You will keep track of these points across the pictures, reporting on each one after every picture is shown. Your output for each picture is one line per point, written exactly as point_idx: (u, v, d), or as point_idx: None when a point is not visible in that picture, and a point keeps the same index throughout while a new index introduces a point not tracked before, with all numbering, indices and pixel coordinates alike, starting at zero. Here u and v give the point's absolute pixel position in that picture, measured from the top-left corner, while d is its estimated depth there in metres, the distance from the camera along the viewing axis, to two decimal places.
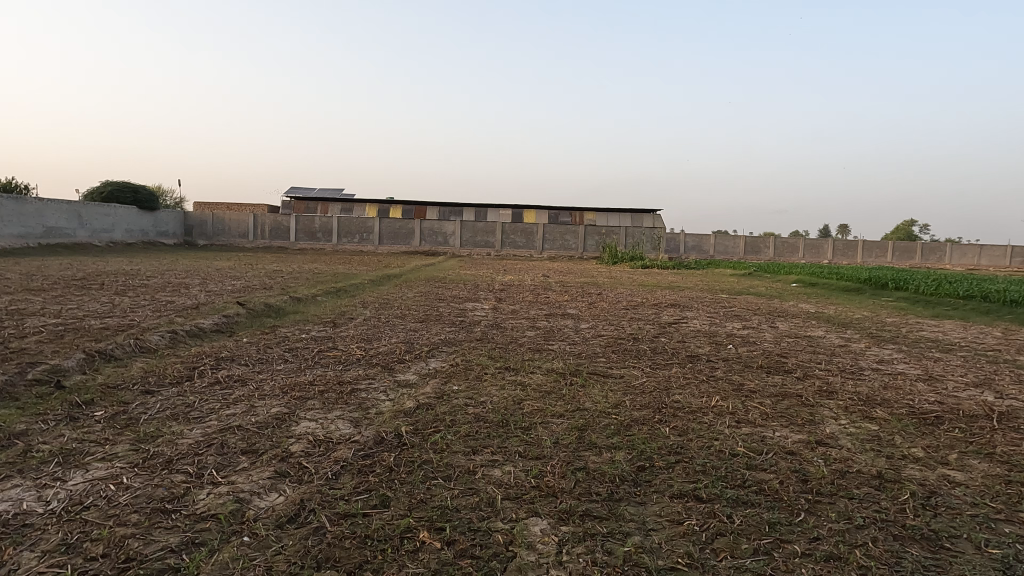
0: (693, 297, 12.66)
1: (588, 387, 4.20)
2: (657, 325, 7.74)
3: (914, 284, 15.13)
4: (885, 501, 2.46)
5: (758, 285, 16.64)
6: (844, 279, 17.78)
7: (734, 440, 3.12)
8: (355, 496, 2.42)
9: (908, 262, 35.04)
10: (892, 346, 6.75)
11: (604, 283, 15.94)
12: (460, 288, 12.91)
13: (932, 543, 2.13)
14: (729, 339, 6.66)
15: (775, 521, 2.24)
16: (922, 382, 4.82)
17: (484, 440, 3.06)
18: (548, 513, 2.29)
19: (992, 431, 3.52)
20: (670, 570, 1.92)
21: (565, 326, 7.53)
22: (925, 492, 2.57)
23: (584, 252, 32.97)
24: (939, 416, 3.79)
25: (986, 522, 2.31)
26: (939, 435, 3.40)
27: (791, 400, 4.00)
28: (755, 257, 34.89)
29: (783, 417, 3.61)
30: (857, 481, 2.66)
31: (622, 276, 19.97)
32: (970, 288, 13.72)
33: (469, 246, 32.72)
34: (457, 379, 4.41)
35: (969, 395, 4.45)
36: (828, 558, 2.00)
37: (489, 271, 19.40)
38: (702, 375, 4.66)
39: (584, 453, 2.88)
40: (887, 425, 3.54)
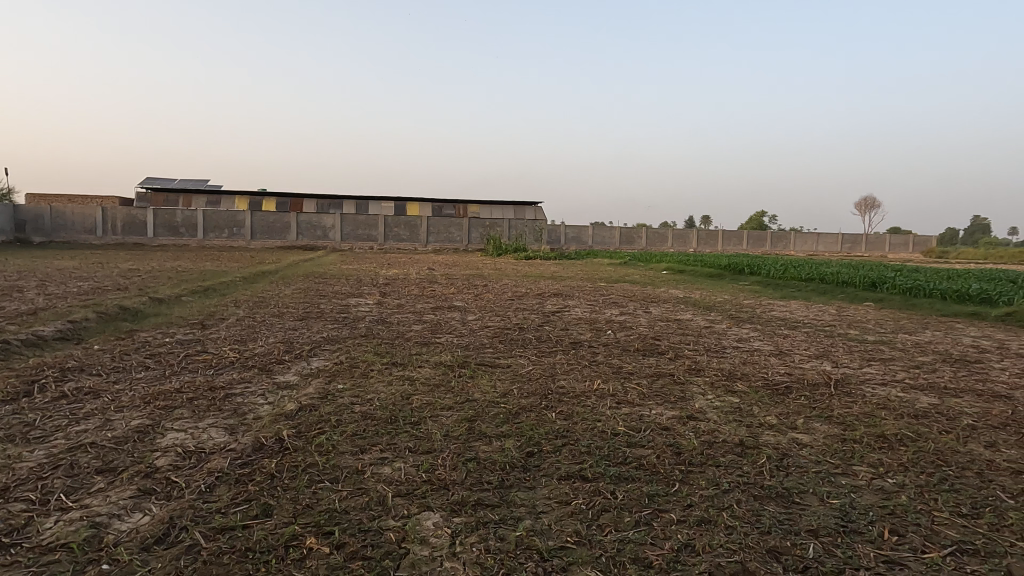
0: (573, 286, 13.13)
1: (477, 378, 4.23)
2: (541, 314, 8.00)
3: (766, 269, 16.85)
4: (747, 466, 2.72)
5: (634, 273, 17.62)
6: (709, 266, 19.36)
7: (615, 420, 3.30)
8: (233, 508, 2.27)
9: (760, 250, 38.88)
10: (749, 325, 7.48)
11: (489, 275, 16.11)
12: (342, 283, 12.49)
13: (785, 500, 2.39)
14: (609, 325, 7.03)
15: (653, 493, 2.39)
16: (773, 356, 5.39)
17: (373, 438, 2.98)
18: (440, 505, 2.29)
19: (830, 396, 4.02)
20: (560, 549, 1.99)
21: (452, 318, 7.56)
22: (779, 455, 2.87)
23: (469, 245, 33.13)
24: (788, 386, 4.26)
25: (828, 476, 2.63)
26: (789, 403, 3.82)
27: (665, 380, 4.29)
28: (629, 247, 36.91)
29: (658, 395, 3.87)
30: (722, 449, 2.92)
31: (506, 267, 20.31)
32: (812, 271, 15.51)
33: (350, 239, 31.48)
34: (342, 377, 4.26)
35: (812, 365, 5.05)
36: (700, 522, 2.17)
37: (372, 265, 18.93)
38: (584, 360, 4.88)
39: (474, 443, 2.91)
40: (746, 397, 3.91)
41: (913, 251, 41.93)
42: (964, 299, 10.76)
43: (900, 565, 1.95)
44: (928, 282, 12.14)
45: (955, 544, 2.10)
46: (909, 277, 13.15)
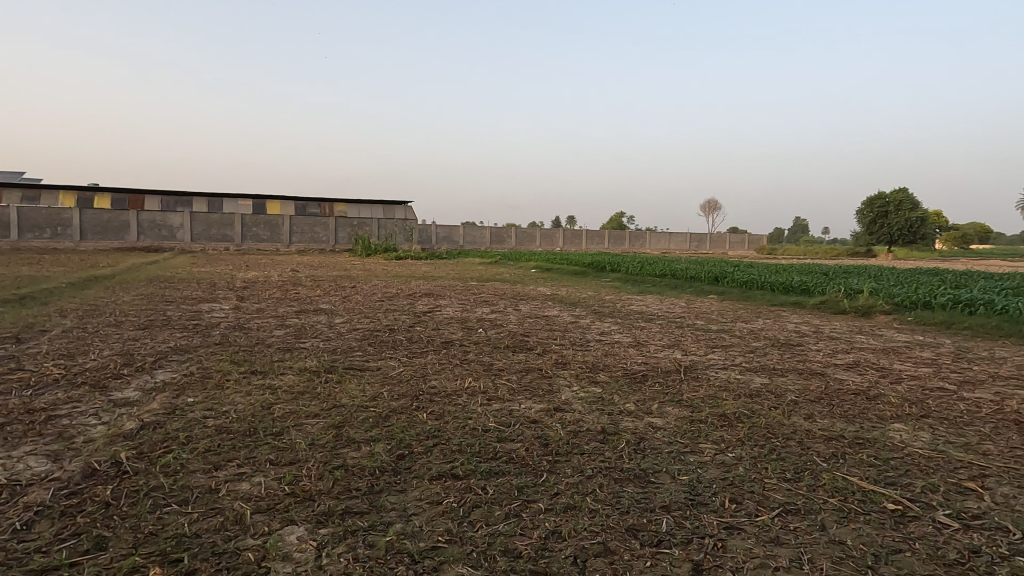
0: (444, 286, 13.12)
1: (344, 383, 4.08)
2: (412, 315, 7.91)
3: (625, 266, 17.99)
4: (608, 451, 2.89)
5: (504, 272, 17.97)
6: (574, 264, 20.27)
7: (486, 417, 3.34)
8: (58, 545, 1.99)
9: (621, 248, 41.43)
10: (610, 319, 7.95)
11: (358, 276, 15.61)
12: (193, 287, 11.45)
13: (642, 480, 2.57)
14: (480, 323, 7.12)
15: (522, 485, 2.46)
16: (632, 348, 5.77)
17: (228, 453, 2.77)
18: (305, 518, 2.18)
19: (680, 381, 4.38)
20: (431, 549, 1.98)
21: (318, 322, 7.23)
22: (636, 439, 3.08)
23: (336, 245, 31.88)
24: (645, 374, 4.58)
25: (678, 455, 2.87)
26: (645, 390, 4.11)
27: (533, 375, 4.43)
28: (500, 246, 37.59)
29: (527, 390, 3.99)
30: (586, 437, 3.08)
31: (375, 268, 19.79)
32: (665, 267, 16.80)
33: (202, 240, 29.02)
34: (192, 389, 3.91)
35: (665, 354, 5.48)
36: (566, 509, 2.27)
37: (227, 267, 17.53)
38: (456, 359, 4.90)
39: (342, 450, 2.80)
40: (608, 387, 4.15)
41: (749, 249, 46.94)
42: (789, 290, 12.26)
43: (738, 529, 2.18)
44: (760, 276, 13.67)
45: (781, 505, 2.39)
46: (745, 272, 14.72)
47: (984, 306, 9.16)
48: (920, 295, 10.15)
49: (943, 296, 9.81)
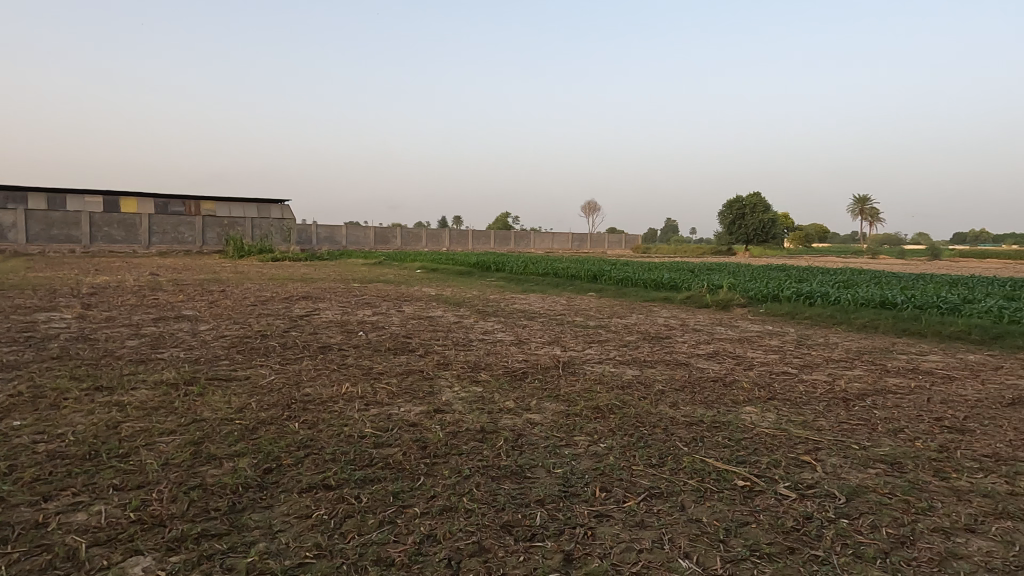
0: (324, 288, 12.57)
1: (207, 395, 3.77)
2: (287, 319, 7.50)
3: (509, 265, 18.30)
4: (486, 450, 2.91)
5: (388, 273, 17.59)
6: (459, 264, 20.28)
7: (363, 423, 3.24)
8: None
9: (506, 248, 42.11)
10: (493, 318, 8.03)
11: (228, 280, 14.54)
12: (26, 295, 10.07)
13: (518, 476, 2.61)
14: (360, 326, 6.90)
15: (398, 491, 2.41)
16: (513, 346, 5.87)
17: (63, 482, 2.45)
18: (154, 547, 1.98)
19: (559, 377, 4.52)
20: (299, 566, 1.88)
21: (179, 330, 6.64)
22: (514, 436, 3.13)
23: (204, 246, 29.55)
24: (525, 371, 4.68)
25: (554, 449, 2.96)
26: (525, 387, 4.19)
27: (414, 377, 4.36)
28: (384, 247, 36.76)
29: (407, 392, 3.92)
30: (465, 437, 3.08)
31: (248, 270, 18.56)
32: (547, 266, 17.28)
33: (40, 241, 25.65)
34: (20, 411, 3.42)
35: (545, 351, 5.63)
36: (442, 511, 2.25)
37: (71, 272, 15.58)
38: (333, 364, 4.70)
39: (200, 469, 2.58)
40: (488, 386, 4.18)
41: (625, 248, 49.58)
42: (660, 287, 13.10)
43: (607, 516, 2.29)
44: (634, 273, 14.48)
45: (646, 490, 2.54)
46: (621, 270, 15.53)
47: (821, 298, 10.35)
48: (770, 289, 11.27)
49: (788, 289, 10.97)
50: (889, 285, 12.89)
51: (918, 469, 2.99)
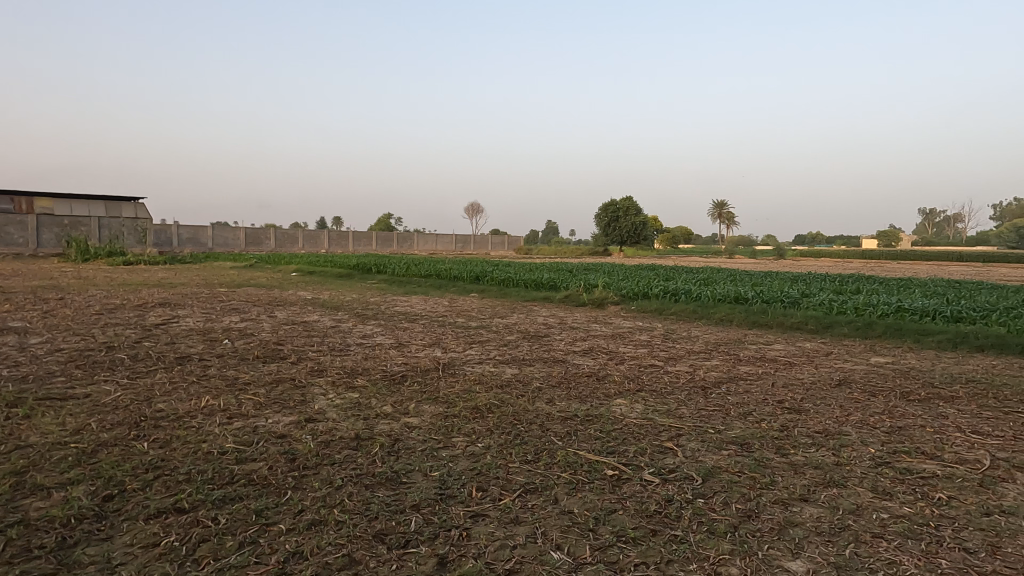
0: (185, 294, 11.54)
1: (35, 417, 3.31)
2: (140, 329, 6.80)
3: (392, 267, 17.93)
4: (361, 457, 2.82)
5: (260, 276, 16.53)
6: (339, 266, 19.54)
7: (225, 437, 3.01)
8: None
9: (389, 249, 41.25)
10: (373, 321, 7.82)
11: (68, 286, 12.90)
12: None
13: (393, 482, 2.56)
14: (226, 334, 6.42)
15: (261, 508, 2.26)
16: (393, 349, 5.74)
17: None
18: None
19: (438, 379, 4.49)
20: None
21: (3, 344, 5.78)
22: (391, 441, 3.06)
23: (39, 249, 26.04)
24: (405, 374, 4.59)
25: (431, 452, 2.93)
26: (404, 391, 4.12)
27: (285, 385, 4.12)
28: (257, 249, 34.55)
29: (276, 402, 3.70)
30: (338, 446, 2.96)
31: (92, 275, 16.57)
32: (430, 267, 17.15)
33: None
34: None
35: (426, 353, 5.57)
36: (311, 525, 2.15)
37: None
38: (192, 376, 4.32)
39: (23, 502, 2.26)
40: (365, 391, 4.06)
41: (508, 249, 50.47)
42: (540, 286, 13.46)
43: (482, 516, 2.30)
44: (516, 274, 14.76)
45: (521, 487, 2.60)
46: (504, 271, 15.77)
47: (685, 295, 11.17)
48: (641, 288, 11.97)
49: (656, 287, 11.72)
50: (743, 281, 14.20)
51: (763, 448, 3.31)
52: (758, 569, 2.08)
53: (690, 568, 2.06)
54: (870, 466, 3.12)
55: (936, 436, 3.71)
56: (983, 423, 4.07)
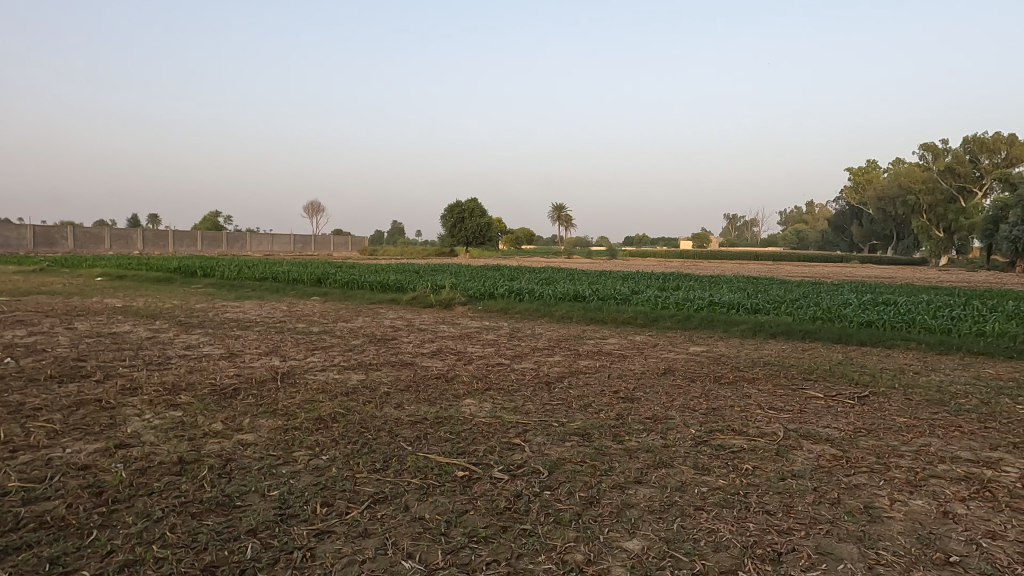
0: None
1: None
2: None
3: (220, 269, 16.40)
4: (185, 483, 2.53)
5: (53, 282, 14.17)
6: (156, 270, 17.43)
7: (7, 476, 2.53)
8: None
9: (217, 250, 37.77)
10: (199, 330, 7.08)
11: None
12: None
13: (226, 508, 2.34)
14: (6, 351, 5.39)
15: (58, 555, 1.94)
16: (224, 360, 5.25)
17: None
18: None
19: (277, 390, 4.19)
20: None
21: None
22: (222, 462, 2.80)
23: None
24: (237, 387, 4.21)
25: (269, 470, 2.72)
26: (236, 405, 3.78)
27: (88, 408, 3.57)
28: (49, 250, 29.63)
29: (76, 429, 3.19)
30: (157, 473, 2.63)
31: None
32: (265, 270, 15.97)
33: None
34: None
35: (261, 363, 5.16)
36: (124, 568, 1.89)
37: None
38: None
39: None
40: (190, 408, 3.65)
41: (352, 249, 48.77)
42: (387, 288, 13.17)
43: (328, 533, 2.19)
44: (360, 275, 14.29)
45: (370, 497, 2.52)
46: (347, 272, 15.18)
47: (529, 294, 11.60)
48: (487, 287, 12.23)
49: (501, 287, 12.05)
50: (580, 280, 15.12)
51: (602, 437, 3.54)
52: (600, 552, 2.21)
53: (539, 559, 2.13)
54: (692, 446, 3.48)
55: (743, 414, 4.25)
56: (777, 400, 4.74)
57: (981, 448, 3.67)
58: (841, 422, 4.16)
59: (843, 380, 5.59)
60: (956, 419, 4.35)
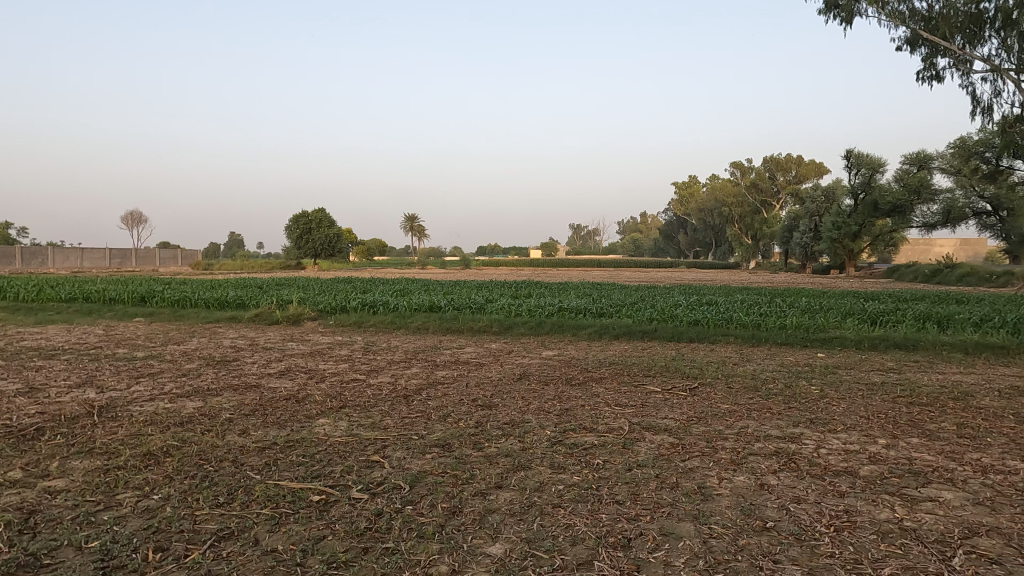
0: None
1: None
2: None
3: (12, 290, 14.00)
4: None
5: None
6: None
7: None
8: None
9: (8, 268, 32.20)
10: None
11: None
12: None
13: (30, 569, 2.01)
14: None
15: None
16: (21, 396, 4.48)
17: None
18: None
19: (92, 427, 3.66)
20: None
21: None
22: (23, 515, 2.39)
23: None
24: (40, 427, 3.62)
25: (86, 519, 2.38)
26: (40, 448, 3.24)
27: None
28: None
29: None
30: None
31: None
32: (74, 289, 13.91)
33: None
34: None
35: (72, 397, 4.48)
36: None
37: None
38: None
39: None
40: None
41: (182, 264, 44.24)
42: (224, 306, 12.12)
43: None
44: (193, 293, 13.02)
45: (212, 535, 2.30)
46: (176, 290, 13.74)
47: (383, 307, 11.33)
48: (338, 301, 11.75)
49: (354, 300, 11.65)
50: (434, 290, 15.13)
51: (462, 446, 3.56)
52: (464, 561, 2.22)
53: None
54: (548, 446, 3.63)
55: (593, 412, 4.51)
56: (622, 397, 5.11)
57: (786, 425, 4.26)
58: (677, 413, 4.59)
59: (677, 374, 6.17)
60: (766, 402, 5.01)
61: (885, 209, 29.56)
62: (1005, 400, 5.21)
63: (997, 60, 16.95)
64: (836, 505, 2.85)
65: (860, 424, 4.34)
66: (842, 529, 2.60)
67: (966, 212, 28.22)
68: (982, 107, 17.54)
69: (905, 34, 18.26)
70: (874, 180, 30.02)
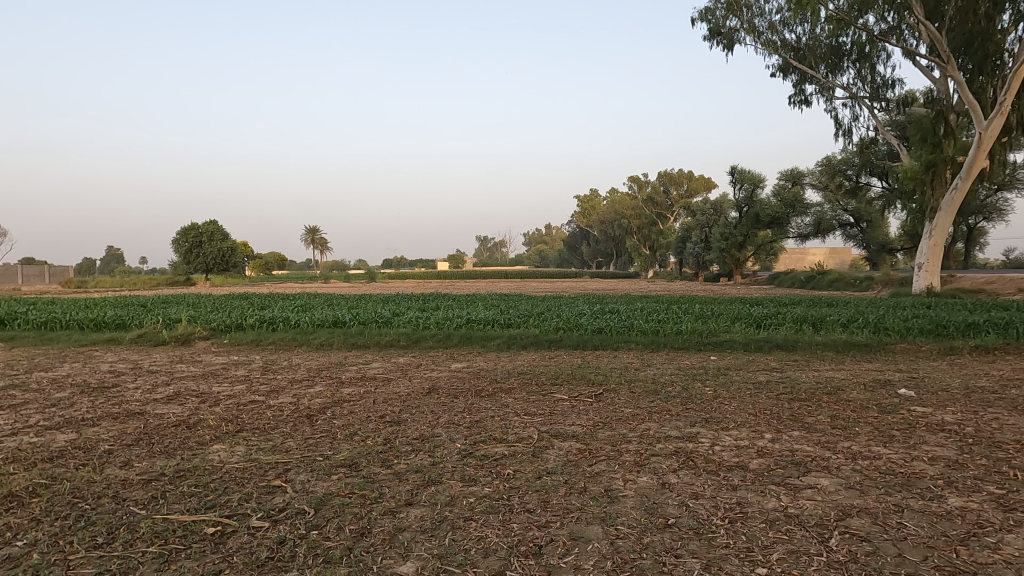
0: None
1: None
2: None
3: None
4: None
5: None
6: None
7: None
8: None
9: None
10: None
11: None
12: None
13: None
14: None
15: None
16: None
17: None
18: None
19: None
20: None
21: None
22: None
23: None
24: None
25: None
26: None
27: None
28: None
29: None
30: None
31: None
32: None
33: None
34: None
35: None
36: None
37: None
38: None
39: None
40: None
41: (53, 281, 40.01)
42: (103, 326, 11.08)
43: None
44: (64, 313, 11.81)
45: None
46: (45, 310, 12.42)
47: (283, 322, 10.83)
48: (233, 318, 11.08)
49: (251, 317, 11.04)
50: (339, 305, 14.66)
51: (370, 465, 3.46)
52: None
53: None
54: (459, 459, 3.62)
55: (502, 423, 4.54)
56: (531, 406, 5.18)
57: (684, 425, 4.50)
58: (584, 419, 4.71)
59: (584, 381, 6.34)
60: (665, 404, 5.28)
61: (765, 220, 32.08)
62: (870, 393, 5.79)
63: (855, 88, 19.04)
64: (730, 497, 3.05)
65: (749, 421, 4.66)
66: (735, 519, 2.79)
67: (833, 223, 31.62)
68: (844, 129, 19.62)
69: (778, 62, 20.08)
70: (755, 195, 32.31)
